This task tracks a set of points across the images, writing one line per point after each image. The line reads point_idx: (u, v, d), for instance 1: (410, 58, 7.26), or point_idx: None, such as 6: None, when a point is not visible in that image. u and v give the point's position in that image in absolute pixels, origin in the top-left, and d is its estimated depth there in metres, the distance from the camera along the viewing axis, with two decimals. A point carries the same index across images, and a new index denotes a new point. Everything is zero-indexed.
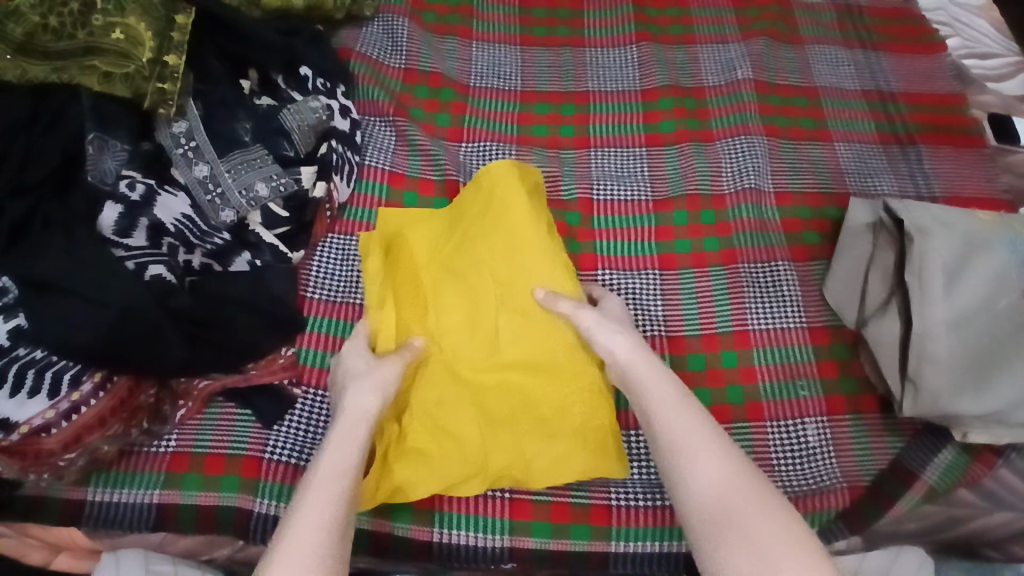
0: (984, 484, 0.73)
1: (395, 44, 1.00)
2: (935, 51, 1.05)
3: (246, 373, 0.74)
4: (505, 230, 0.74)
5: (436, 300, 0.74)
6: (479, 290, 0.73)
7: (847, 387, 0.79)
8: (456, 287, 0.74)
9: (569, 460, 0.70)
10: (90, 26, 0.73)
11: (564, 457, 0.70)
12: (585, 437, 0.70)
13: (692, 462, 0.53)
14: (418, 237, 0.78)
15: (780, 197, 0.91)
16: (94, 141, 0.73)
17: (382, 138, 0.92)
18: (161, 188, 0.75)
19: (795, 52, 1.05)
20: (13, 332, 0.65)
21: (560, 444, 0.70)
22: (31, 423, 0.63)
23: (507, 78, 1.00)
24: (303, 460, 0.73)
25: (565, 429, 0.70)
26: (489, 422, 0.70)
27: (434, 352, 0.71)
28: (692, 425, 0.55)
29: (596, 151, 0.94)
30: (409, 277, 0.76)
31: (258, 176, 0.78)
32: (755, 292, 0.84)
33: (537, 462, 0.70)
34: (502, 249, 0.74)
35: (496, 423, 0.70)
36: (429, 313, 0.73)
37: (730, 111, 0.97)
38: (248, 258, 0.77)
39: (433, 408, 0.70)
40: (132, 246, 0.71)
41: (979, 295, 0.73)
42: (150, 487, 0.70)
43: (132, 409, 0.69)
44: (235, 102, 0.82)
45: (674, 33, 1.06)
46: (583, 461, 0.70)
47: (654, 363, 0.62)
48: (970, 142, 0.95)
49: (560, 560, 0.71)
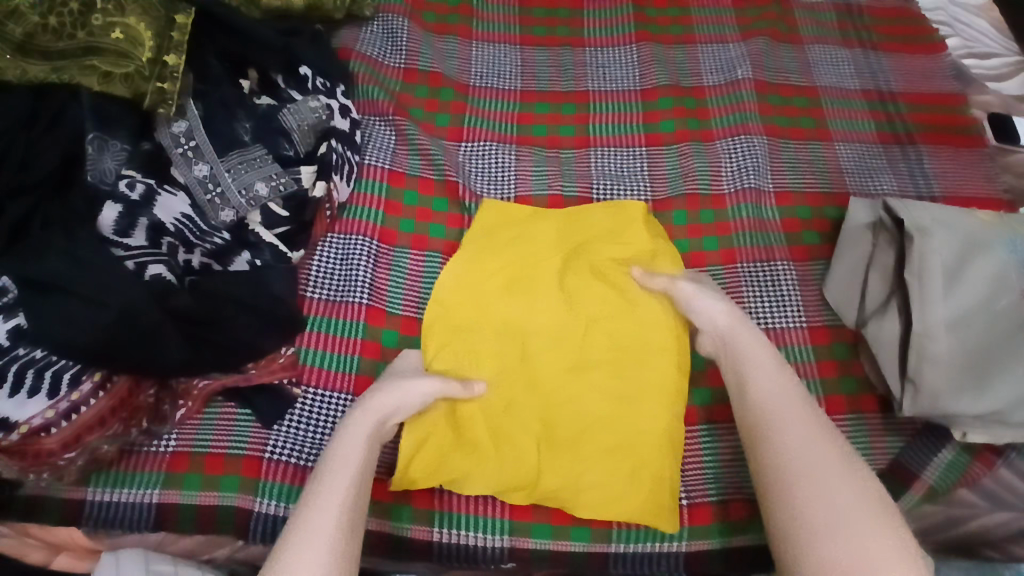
0: (985, 484, 0.73)
1: (395, 43, 1.00)
2: (935, 51, 1.05)
3: (246, 373, 0.74)
4: (610, 264, 0.82)
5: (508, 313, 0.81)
6: (570, 318, 0.81)
7: (847, 387, 0.79)
8: (561, 312, 0.80)
9: (627, 498, 0.71)
10: (89, 26, 0.73)
11: (618, 489, 0.72)
12: (635, 480, 0.72)
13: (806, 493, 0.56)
14: (525, 261, 0.83)
15: (780, 197, 0.91)
16: (93, 141, 0.73)
17: (382, 138, 0.92)
18: (161, 188, 0.75)
19: (795, 52, 1.05)
20: (13, 332, 0.65)
21: (626, 476, 0.72)
22: (31, 422, 0.63)
23: (507, 78, 1.00)
24: (303, 459, 0.73)
25: (627, 462, 0.73)
26: (552, 441, 0.74)
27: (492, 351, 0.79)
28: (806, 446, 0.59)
29: (597, 151, 0.94)
30: (496, 289, 0.82)
31: (258, 176, 0.78)
32: (754, 292, 0.84)
33: (586, 486, 0.72)
34: (603, 278, 0.82)
35: (569, 445, 0.74)
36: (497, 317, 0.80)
37: (730, 111, 0.97)
38: (247, 258, 0.77)
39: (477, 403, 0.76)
40: (132, 245, 0.71)
41: (978, 295, 0.73)
42: (150, 487, 0.70)
43: (132, 409, 0.69)
44: (235, 102, 0.82)
45: (674, 32, 1.06)
46: (634, 500, 0.71)
47: (776, 380, 0.65)
48: (970, 142, 0.95)
49: (560, 560, 0.71)
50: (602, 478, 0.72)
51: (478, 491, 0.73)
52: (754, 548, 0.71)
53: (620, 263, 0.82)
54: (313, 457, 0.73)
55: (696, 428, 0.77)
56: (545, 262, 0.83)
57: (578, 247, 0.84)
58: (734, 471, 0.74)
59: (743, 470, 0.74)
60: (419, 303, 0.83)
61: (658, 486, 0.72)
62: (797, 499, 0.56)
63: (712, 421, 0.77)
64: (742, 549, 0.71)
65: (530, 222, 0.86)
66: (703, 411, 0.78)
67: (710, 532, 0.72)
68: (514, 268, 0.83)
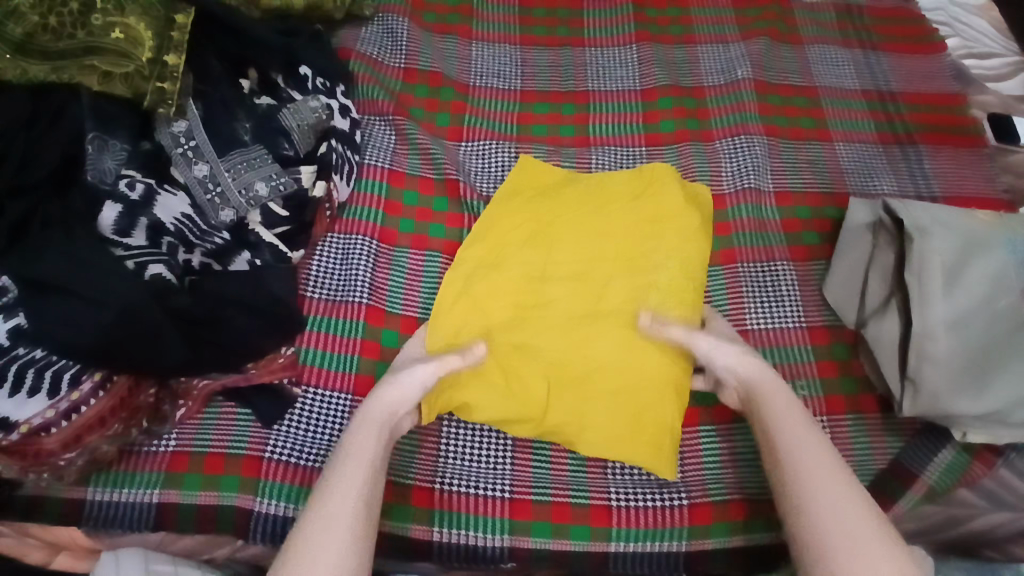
0: (985, 484, 0.73)
1: (395, 43, 1.00)
2: (935, 51, 1.05)
3: (246, 373, 0.74)
4: (637, 221, 0.85)
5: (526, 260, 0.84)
6: (587, 246, 0.84)
7: (847, 387, 0.79)
8: (579, 268, 0.83)
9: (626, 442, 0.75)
10: (89, 26, 0.73)
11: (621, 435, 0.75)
12: (635, 425, 0.75)
13: (821, 496, 0.57)
14: (542, 215, 0.86)
15: (780, 197, 0.91)
16: (93, 140, 0.74)
17: (382, 138, 0.92)
18: (161, 188, 0.75)
19: (795, 52, 1.05)
20: (13, 332, 0.65)
21: (628, 416, 0.76)
22: (31, 422, 0.63)
23: (507, 77, 1.00)
24: (303, 459, 0.73)
25: (636, 399, 0.76)
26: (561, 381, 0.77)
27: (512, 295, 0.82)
28: (817, 450, 0.60)
29: (596, 151, 0.94)
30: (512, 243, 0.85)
31: (258, 176, 0.78)
32: (754, 292, 0.84)
33: (588, 423, 0.75)
34: (624, 236, 0.85)
35: (578, 384, 0.77)
36: (516, 268, 0.83)
37: (730, 111, 0.97)
38: (247, 258, 0.77)
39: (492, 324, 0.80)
40: (132, 245, 0.71)
41: (978, 295, 0.73)
42: (150, 487, 0.70)
43: (132, 409, 0.69)
44: (235, 102, 0.82)
45: (674, 32, 1.06)
46: (638, 440, 0.75)
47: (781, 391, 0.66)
48: (970, 142, 0.95)
49: (560, 560, 0.71)
50: (607, 414, 0.76)
51: (478, 491, 0.73)
52: (752, 549, 0.71)
53: (651, 223, 0.85)
54: (313, 457, 0.73)
55: (697, 428, 0.77)
56: (559, 215, 0.86)
57: (599, 208, 0.86)
58: (735, 471, 0.74)
59: (744, 471, 0.74)
60: (419, 302, 0.83)
61: (661, 427, 0.75)
62: (800, 505, 0.57)
63: (710, 421, 0.77)
64: (741, 549, 0.71)
65: (549, 188, 0.89)
66: (703, 411, 0.78)
67: (711, 532, 0.72)
68: (533, 222, 0.86)
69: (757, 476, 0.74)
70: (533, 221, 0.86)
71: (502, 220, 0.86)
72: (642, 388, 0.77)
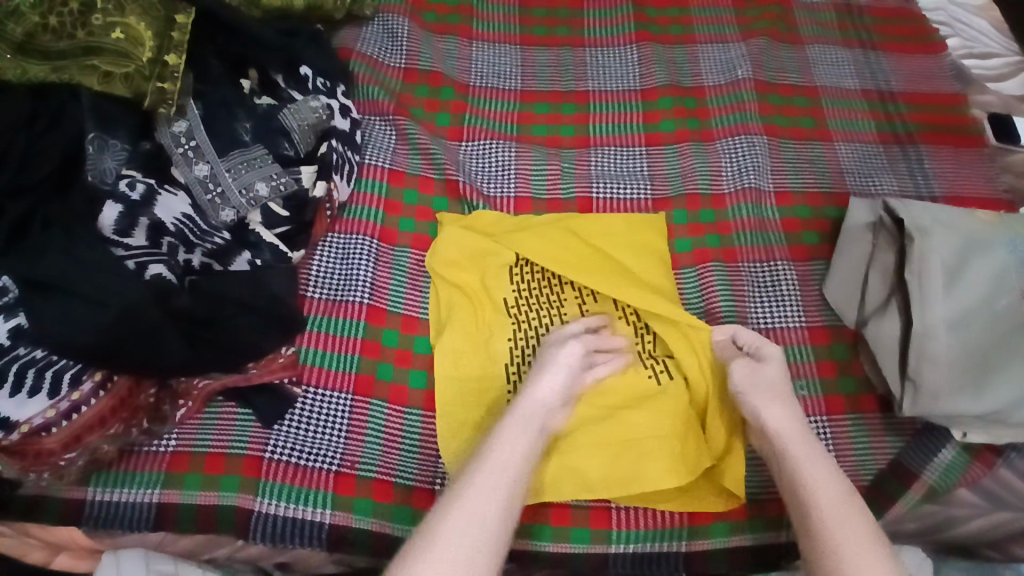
0: (984, 484, 0.73)
1: (395, 43, 1.00)
2: (935, 51, 1.05)
3: (246, 372, 0.74)
4: (593, 238, 0.84)
5: (505, 336, 0.79)
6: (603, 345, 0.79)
7: (847, 387, 0.79)
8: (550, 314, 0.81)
9: (638, 479, 0.71)
10: (89, 26, 0.72)
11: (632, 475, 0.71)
12: (627, 468, 0.72)
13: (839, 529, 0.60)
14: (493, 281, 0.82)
15: (780, 197, 0.91)
16: (94, 140, 0.74)
17: (382, 137, 0.92)
18: (161, 188, 0.75)
19: (795, 52, 1.05)
20: (13, 332, 0.64)
21: (664, 463, 0.72)
22: (31, 422, 0.63)
23: (507, 77, 1.00)
24: (304, 460, 0.73)
25: (661, 453, 0.72)
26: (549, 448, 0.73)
27: (474, 373, 0.78)
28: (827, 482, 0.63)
29: (597, 151, 0.94)
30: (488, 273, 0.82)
31: (258, 176, 0.78)
32: (755, 292, 0.84)
33: (610, 461, 0.72)
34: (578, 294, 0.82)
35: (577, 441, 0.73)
36: (495, 354, 0.78)
37: (730, 111, 0.97)
38: (248, 258, 0.76)
39: (483, 380, 0.77)
40: (132, 245, 0.71)
41: (978, 295, 0.73)
42: (150, 487, 0.71)
43: (132, 409, 0.69)
44: (235, 102, 0.82)
45: (674, 32, 1.06)
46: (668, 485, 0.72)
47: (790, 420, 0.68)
48: (970, 142, 0.95)
49: (560, 560, 0.71)
50: (639, 469, 0.71)
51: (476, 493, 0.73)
52: (754, 550, 0.71)
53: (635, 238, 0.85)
54: (313, 457, 0.73)
55: None
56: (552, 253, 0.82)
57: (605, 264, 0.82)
58: None
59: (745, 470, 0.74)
60: (420, 304, 0.83)
61: (656, 454, 0.72)
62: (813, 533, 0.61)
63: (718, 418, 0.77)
64: (742, 549, 0.71)
65: (496, 241, 0.84)
66: None
67: (711, 532, 0.72)
68: (483, 288, 0.82)
69: (757, 475, 0.74)
70: (475, 277, 0.82)
71: (454, 258, 0.83)
72: (661, 449, 0.72)
